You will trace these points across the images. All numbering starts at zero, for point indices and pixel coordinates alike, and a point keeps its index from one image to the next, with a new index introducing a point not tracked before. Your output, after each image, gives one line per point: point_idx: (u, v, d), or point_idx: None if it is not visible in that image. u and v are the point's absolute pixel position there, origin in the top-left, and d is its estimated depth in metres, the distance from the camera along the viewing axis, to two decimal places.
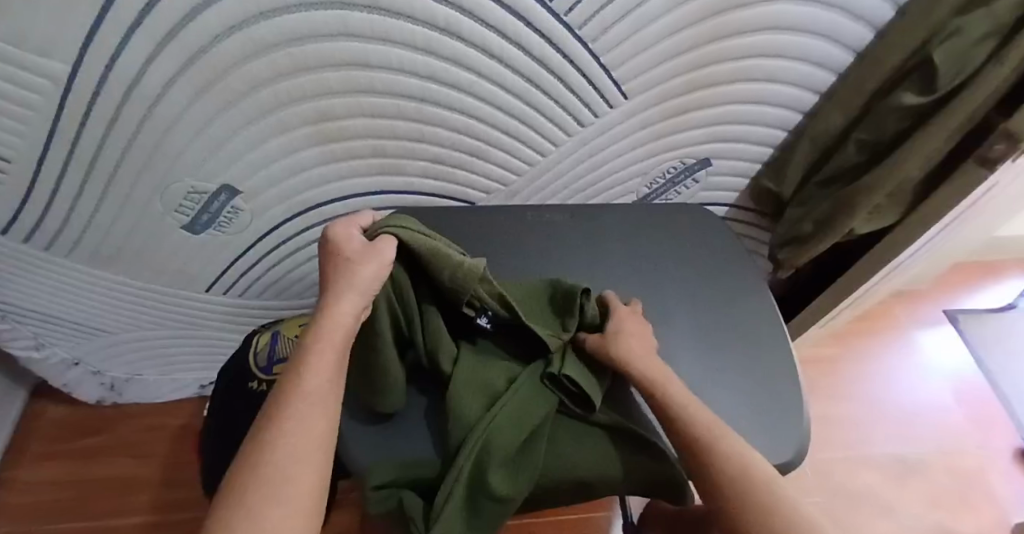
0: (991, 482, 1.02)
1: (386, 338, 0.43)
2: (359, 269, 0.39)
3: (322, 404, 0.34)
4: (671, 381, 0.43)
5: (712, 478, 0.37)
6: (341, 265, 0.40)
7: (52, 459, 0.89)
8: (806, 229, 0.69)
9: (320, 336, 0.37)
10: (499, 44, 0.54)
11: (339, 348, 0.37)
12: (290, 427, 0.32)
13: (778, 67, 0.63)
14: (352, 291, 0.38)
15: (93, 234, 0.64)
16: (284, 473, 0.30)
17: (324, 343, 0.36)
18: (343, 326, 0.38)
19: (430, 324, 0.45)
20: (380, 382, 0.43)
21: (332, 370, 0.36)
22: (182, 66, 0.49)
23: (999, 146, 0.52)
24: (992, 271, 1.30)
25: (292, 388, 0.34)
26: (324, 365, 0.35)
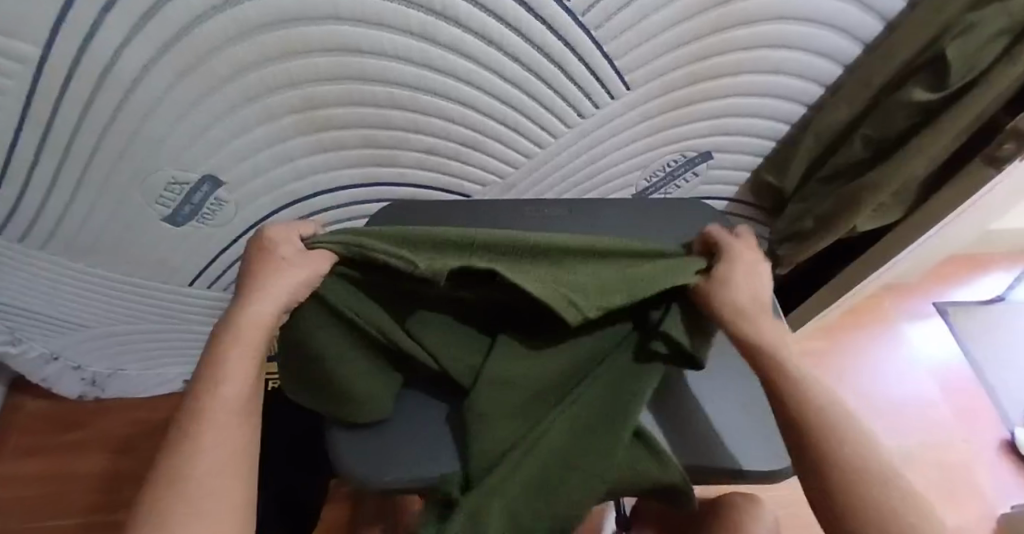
0: (976, 473, 1.03)
1: (335, 350, 0.41)
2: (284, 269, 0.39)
3: (240, 412, 0.35)
4: (784, 341, 0.39)
5: (822, 465, 0.34)
6: (272, 267, 0.39)
7: (30, 455, 0.87)
8: (807, 225, 0.68)
9: (235, 338, 0.36)
10: (498, 31, 0.52)
11: (257, 349, 0.36)
12: (203, 444, 0.32)
13: (781, 59, 0.62)
14: (269, 291, 0.38)
15: (68, 225, 0.61)
16: (193, 493, 0.30)
17: (239, 347, 0.36)
18: (260, 323, 0.37)
19: (425, 338, 0.42)
20: (347, 390, 0.42)
21: (248, 369, 0.36)
22: (160, 49, 0.46)
23: (1009, 145, 0.51)
24: (981, 265, 1.31)
25: (207, 399, 0.34)
26: (240, 370, 0.35)
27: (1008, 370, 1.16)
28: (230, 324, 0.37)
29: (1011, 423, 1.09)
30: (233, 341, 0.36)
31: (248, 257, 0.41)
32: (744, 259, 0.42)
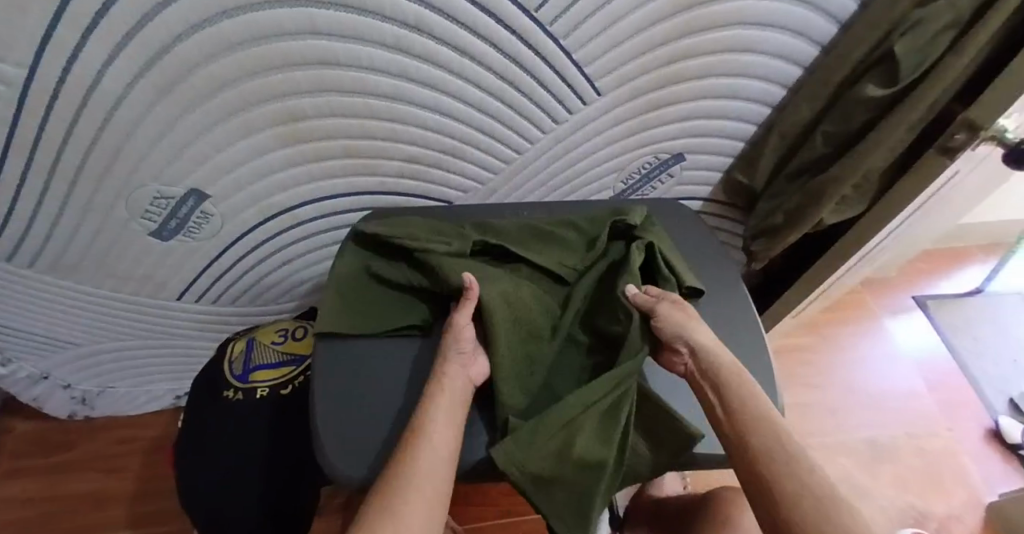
0: (961, 460, 1.04)
1: (368, 308, 0.52)
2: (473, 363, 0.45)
3: (438, 465, 0.37)
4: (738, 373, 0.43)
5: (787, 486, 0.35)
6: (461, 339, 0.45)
7: (17, 477, 0.86)
8: (777, 221, 0.70)
9: (435, 417, 0.40)
10: (471, 42, 0.54)
11: (454, 412, 0.41)
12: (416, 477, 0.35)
13: (746, 62, 0.64)
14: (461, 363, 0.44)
15: (56, 243, 0.63)
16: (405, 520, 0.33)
17: (444, 407, 0.41)
18: (454, 406, 0.42)
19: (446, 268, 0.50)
20: (363, 317, 0.51)
21: (445, 447, 0.38)
22: (143, 68, 0.48)
23: (960, 135, 0.54)
24: (958, 258, 1.34)
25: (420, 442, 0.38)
26: (443, 430, 0.39)
27: (989, 359, 1.19)
28: (428, 410, 0.41)
29: (995, 411, 1.11)
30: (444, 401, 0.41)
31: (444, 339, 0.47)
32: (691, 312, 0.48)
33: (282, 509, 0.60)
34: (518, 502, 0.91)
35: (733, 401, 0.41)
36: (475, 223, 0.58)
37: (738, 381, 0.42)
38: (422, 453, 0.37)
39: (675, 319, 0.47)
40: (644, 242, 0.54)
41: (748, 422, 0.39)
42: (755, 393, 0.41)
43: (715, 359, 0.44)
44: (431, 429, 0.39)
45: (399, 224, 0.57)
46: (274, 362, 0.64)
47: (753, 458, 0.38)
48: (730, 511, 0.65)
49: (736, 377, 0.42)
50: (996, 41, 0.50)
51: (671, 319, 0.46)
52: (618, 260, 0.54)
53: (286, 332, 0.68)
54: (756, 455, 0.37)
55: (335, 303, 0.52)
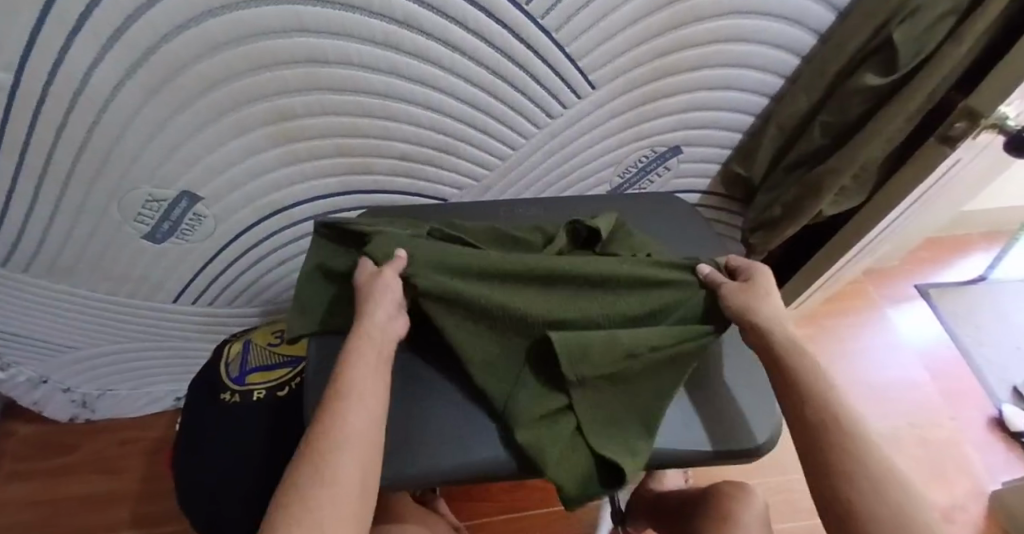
0: (965, 449, 1.04)
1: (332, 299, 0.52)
2: (387, 311, 0.45)
3: (365, 404, 0.39)
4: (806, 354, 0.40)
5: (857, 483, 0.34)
6: (385, 291, 0.45)
7: (20, 481, 0.87)
8: (776, 214, 0.69)
9: (354, 373, 0.40)
10: (462, 36, 0.54)
11: (376, 353, 0.42)
12: (344, 420, 0.37)
13: (742, 52, 0.63)
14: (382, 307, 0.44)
15: (50, 248, 0.62)
16: (336, 464, 0.35)
17: (366, 350, 0.42)
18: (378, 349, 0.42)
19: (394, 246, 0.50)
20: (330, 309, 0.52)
21: (370, 386, 0.40)
22: (130, 69, 0.48)
23: (960, 124, 0.53)
24: (960, 246, 1.33)
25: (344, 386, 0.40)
26: (365, 371, 0.41)
27: (993, 348, 1.18)
28: (347, 370, 0.41)
29: (998, 399, 1.10)
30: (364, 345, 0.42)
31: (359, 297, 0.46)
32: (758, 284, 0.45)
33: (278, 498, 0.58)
34: (520, 499, 0.91)
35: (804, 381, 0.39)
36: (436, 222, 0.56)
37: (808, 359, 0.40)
38: (349, 399, 0.39)
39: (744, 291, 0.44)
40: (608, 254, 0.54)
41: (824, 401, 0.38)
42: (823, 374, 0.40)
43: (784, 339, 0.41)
44: (353, 375, 0.40)
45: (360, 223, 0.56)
46: (269, 364, 0.65)
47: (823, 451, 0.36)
48: (729, 505, 0.64)
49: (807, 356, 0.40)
50: (997, 27, 0.49)
51: (746, 297, 0.44)
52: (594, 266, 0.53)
53: (282, 333, 0.68)
54: (828, 445, 0.36)
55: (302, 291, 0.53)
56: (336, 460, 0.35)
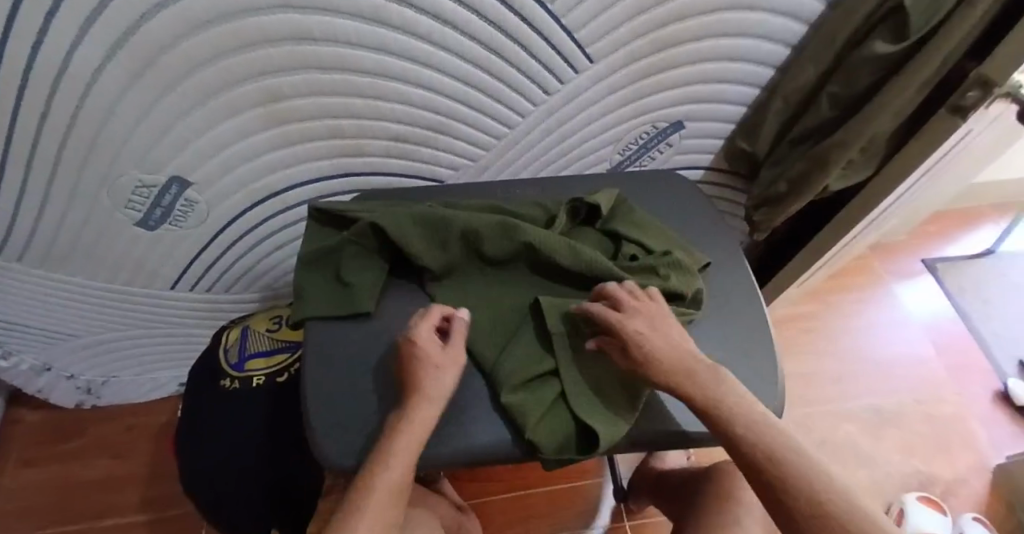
0: (969, 424, 1.03)
1: (336, 285, 0.52)
2: (437, 376, 0.43)
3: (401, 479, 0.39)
4: (712, 381, 0.40)
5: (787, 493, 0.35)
6: (429, 351, 0.44)
7: (30, 466, 0.88)
8: (781, 190, 0.68)
9: (396, 441, 0.40)
10: (452, 10, 0.52)
11: (425, 425, 0.41)
12: (375, 491, 0.38)
13: (745, 22, 0.61)
14: (441, 369, 0.43)
15: (42, 236, 0.62)
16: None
17: (416, 419, 0.41)
18: (429, 416, 0.41)
19: (398, 224, 0.50)
20: (334, 293, 0.51)
21: (411, 459, 0.40)
22: (110, 51, 0.46)
23: (972, 93, 0.51)
24: (970, 219, 1.31)
25: (386, 453, 0.39)
26: (409, 443, 0.40)
27: (1000, 321, 1.16)
28: (393, 434, 0.40)
29: (1005, 374, 1.09)
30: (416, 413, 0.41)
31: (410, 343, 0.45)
32: (642, 324, 0.43)
33: (285, 495, 0.61)
34: (524, 477, 0.92)
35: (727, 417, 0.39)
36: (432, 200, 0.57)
37: (721, 388, 0.40)
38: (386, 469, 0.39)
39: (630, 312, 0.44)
40: (606, 227, 0.54)
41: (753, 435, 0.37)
42: (736, 399, 0.40)
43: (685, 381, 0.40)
44: (396, 445, 0.39)
45: (358, 205, 0.56)
46: (267, 351, 0.64)
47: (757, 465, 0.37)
48: (729, 480, 0.65)
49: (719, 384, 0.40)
50: None
51: (635, 343, 0.42)
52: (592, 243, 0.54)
53: (280, 319, 0.66)
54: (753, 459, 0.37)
55: (306, 275, 0.52)
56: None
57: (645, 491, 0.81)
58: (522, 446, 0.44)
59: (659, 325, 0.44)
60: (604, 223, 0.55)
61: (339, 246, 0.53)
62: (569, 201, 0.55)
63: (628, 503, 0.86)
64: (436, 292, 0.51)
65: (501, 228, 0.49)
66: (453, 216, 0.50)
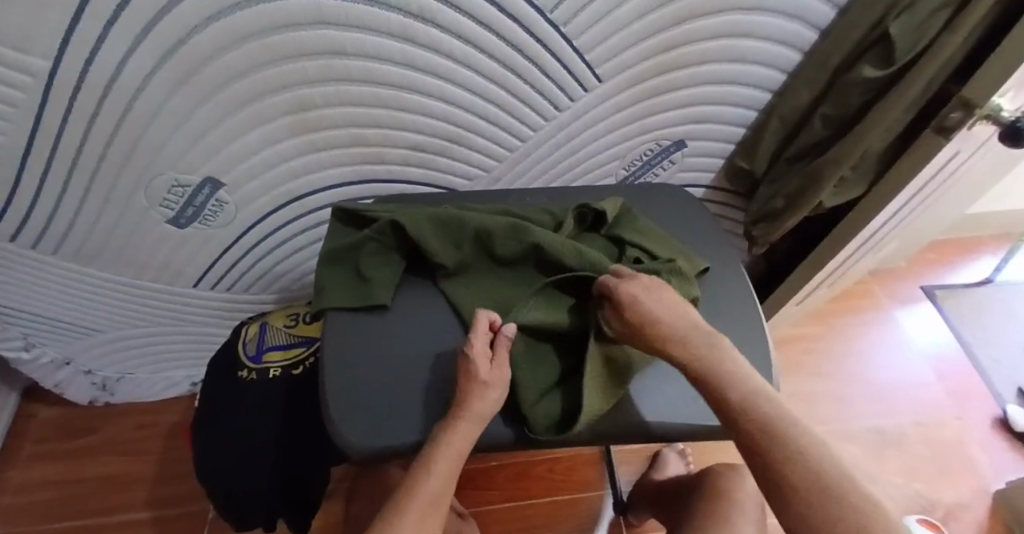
0: (969, 449, 1.04)
1: (356, 281, 0.54)
2: (487, 396, 0.44)
3: (441, 484, 0.41)
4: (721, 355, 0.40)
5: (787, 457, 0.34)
6: (483, 370, 0.44)
7: (42, 461, 0.90)
8: (778, 206, 0.71)
9: (441, 448, 0.42)
10: (472, 30, 0.56)
11: (468, 439, 0.42)
12: (417, 495, 0.41)
13: (744, 49, 0.65)
14: (491, 388, 0.44)
15: (78, 232, 0.65)
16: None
17: (458, 434, 0.42)
18: (472, 431, 0.43)
19: (414, 223, 0.53)
20: (354, 288, 0.54)
21: (452, 468, 0.42)
22: (160, 59, 0.50)
23: (955, 115, 0.55)
24: (967, 248, 1.33)
25: (428, 460, 0.42)
26: (451, 453, 0.42)
27: (999, 348, 1.17)
28: (437, 443, 0.42)
29: (1004, 400, 1.10)
30: (460, 427, 0.42)
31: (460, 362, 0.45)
32: (655, 296, 0.44)
33: (298, 475, 0.63)
34: (525, 487, 0.92)
35: (725, 391, 0.38)
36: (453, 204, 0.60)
37: (724, 361, 0.40)
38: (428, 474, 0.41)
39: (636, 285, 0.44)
40: (611, 234, 0.57)
41: (751, 410, 0.37)
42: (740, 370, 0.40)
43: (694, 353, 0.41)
44: (438, 454, 0.42)
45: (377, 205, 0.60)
46: (283, 344, 0.67)
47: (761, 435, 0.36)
48: (727, 487, 0.66)
49: (722, 357, 0.40)
50: (989, 21, 0.51)
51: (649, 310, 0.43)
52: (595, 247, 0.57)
53: (297, 316, 0.70)
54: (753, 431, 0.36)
55: (328, 270, 0.55)
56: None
57: (645, 502, 0.82)
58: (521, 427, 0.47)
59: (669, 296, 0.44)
60: (609, 230, 0.57)
61: (358, 243, 0.55)
62: (576, 207, 0.58)
63: (628, 515, 0.86)
64: (447, 288, 0.54)
65: (512, 230, 0.52)
66: (467, 216, 0.53)
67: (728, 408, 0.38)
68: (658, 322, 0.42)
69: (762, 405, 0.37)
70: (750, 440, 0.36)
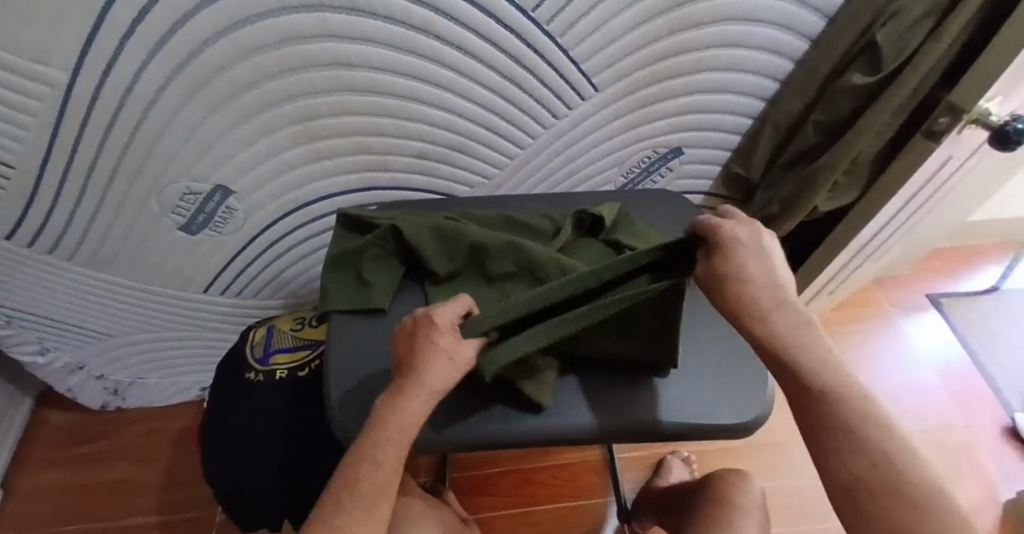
0: (977, 457, 1.03)
1: (358, 286, 0.56)
2: (446, 370, 0.39)
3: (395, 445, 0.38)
4: (810, 339, 0.36)
5: (870, 463, 0.33)
6: (439, 347, 0.39)
7: (54, 466, 0.91)
8: (774, 211, 0.72)
9: (398, 410, 0.38)
10: (472, 41, 0.58)
11: (422, 401, 0.38)
12: (369, 460, 0.37)
13: (737, 58, 0.67)
14: (447, 357, 0.39)
15: (93, 238, 0.68)
16: (349, 511, 0.36)
17: (411, 396, 0.38)
18: (431, 388, 0.38)
19: (414, 234, 0.54)
20: (357, 290, 0.55)
21: (405, 431, 0.38)
22: (174, 71, 0.53)
23: (943, 119, 0.57)
24: (971, 256, 1.33)
25: (382, 421, 0.38)
26: (405, 413, 0.38)
27: (1006, 356, 1.17)
28: (390, 404, 0.38)
29: (1013, 408, 1.09)
30: (414, 388, 0.38)
31: (412, 332, 0.41)
32: (745, 251, 0.37)
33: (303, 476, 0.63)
34: (529, 494, 0.93)
35: (813, 381, 0.35)
36: (459, 211, 0.61)
37: (814, 348, 0.36)
38: (381, 438, 0.38)
39: (733, 246, 0.37)
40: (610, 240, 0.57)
41: (839, 405, 0.34)
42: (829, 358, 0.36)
43: (782, 329, 0.36)
44: (391, 416, 0.38)
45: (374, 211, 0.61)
46: (290, 347, 0.68)
47: (844, 439, 0.34)
48: (728, 491, 0.66)
49: (813, 343, 0.36)
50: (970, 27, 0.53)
51: (739, 274, 0.36)
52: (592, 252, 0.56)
53: (303, 320, 0.72)
54: (835, 430, 0.34)
55: (329, 273, 0.57)
56: (350, 506, 0.36)
57: (649, 507, 0.82)
58: (473, 409, 0.45)
59: (764, 253, 0.37)
60: (607, 234, 0.57)
61: (361, 248, 0.56)
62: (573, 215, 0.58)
63: (633, 523, 0.86)
64: (434, 296, 0.54)
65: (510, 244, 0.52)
66: (466, 229, 0.54)
67: (813, 399, 0.35)
68: (748, 293, 0.36)
69: (845, 403, 0.35)
70: (832, 442, 0.34)
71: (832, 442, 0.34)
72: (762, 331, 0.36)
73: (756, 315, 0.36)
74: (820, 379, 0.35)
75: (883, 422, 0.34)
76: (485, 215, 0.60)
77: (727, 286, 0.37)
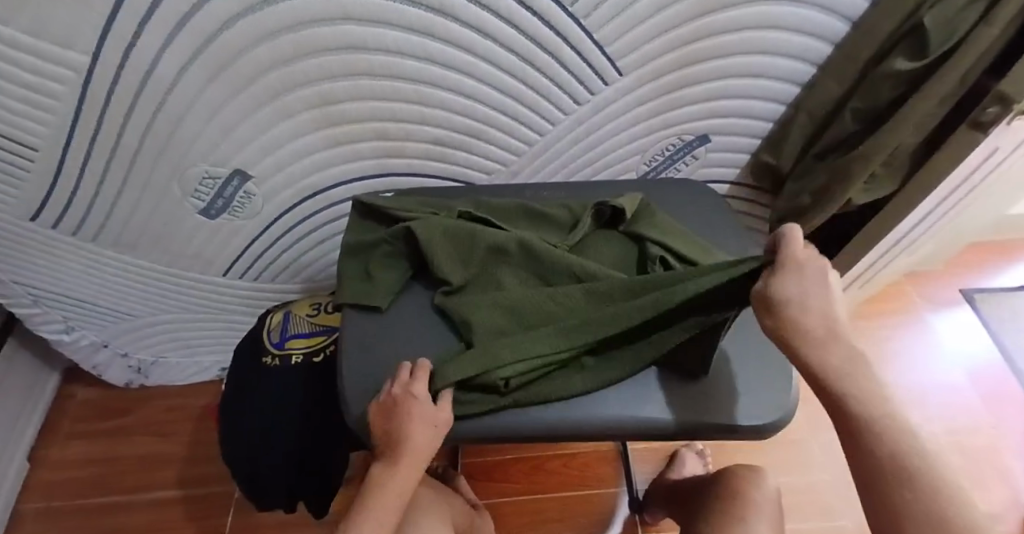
0: (1005, 458, 1.00)
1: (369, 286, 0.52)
2: (431, 436, 0.41)
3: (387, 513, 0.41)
4: (858, 370, 0.36)
5: (908, 494, 0.33)
6: (416, 416, 0.41)
7: (82, 440, 0.94)
8: (804, 202, 0.70)
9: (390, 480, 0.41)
10: (493, 23, 0.56)
11: (410, 469, 0.41)
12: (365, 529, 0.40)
13: (771, 41, 0.64)
14: (426, 425, 0.41)
15: (115, 221, 0.68)
16: None
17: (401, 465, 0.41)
18: (417, 458, 0.41)
19: (427, 234, 0.50)
20: (370, 286, 0.52)
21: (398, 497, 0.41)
22: (193, 54, 0.52)
23: (992, 110, 0.54)
24: (1007, 250, 1.28)
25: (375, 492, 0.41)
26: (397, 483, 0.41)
27: None
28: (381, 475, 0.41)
29: None
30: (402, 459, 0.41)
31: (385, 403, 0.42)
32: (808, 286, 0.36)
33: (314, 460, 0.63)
34: (539, 481, 0.93)
35: (862, 412, 0.35)
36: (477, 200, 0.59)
37: (863, 380, 0.36)
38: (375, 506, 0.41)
39: (796, 278, 0.36)
40: (631, 231, 0.53)
41: (882, 437, 0.34)
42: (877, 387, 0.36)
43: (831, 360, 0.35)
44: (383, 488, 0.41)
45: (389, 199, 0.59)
46: (307, 332, 0.70)
47: (887, 474, 0.34)
48: (742, 487, 0.65)
49: (863, 374, 0.36)
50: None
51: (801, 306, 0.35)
52: (610, 244, 0.53)
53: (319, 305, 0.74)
54: (879, 464, 0.34)
55: (344, 268, 0.54)
56: None
57: (660, 496, 0.82)
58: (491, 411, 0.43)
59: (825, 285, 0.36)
60: (627, 227, 0.54)
61: (373, 244, 0.54)
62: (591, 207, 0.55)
63: (644, 514, 0.86)
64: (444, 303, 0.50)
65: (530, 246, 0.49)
66: (480, 230, 0.50)
67: (860, 430, 0.35)
68: (801, 323, 0.35)
69: (888, 435, 0.34)
70: (876, 475, 0.34)
71: (874, 474, 0.34)
72: (814, 359, 0.36)
73: (806, 342, 0.35)
74: (868, 411, 0.35)
75: (926, 455, 0.34)
76: (506, 206, 0.57)
77: (783, 314, 0.35)
